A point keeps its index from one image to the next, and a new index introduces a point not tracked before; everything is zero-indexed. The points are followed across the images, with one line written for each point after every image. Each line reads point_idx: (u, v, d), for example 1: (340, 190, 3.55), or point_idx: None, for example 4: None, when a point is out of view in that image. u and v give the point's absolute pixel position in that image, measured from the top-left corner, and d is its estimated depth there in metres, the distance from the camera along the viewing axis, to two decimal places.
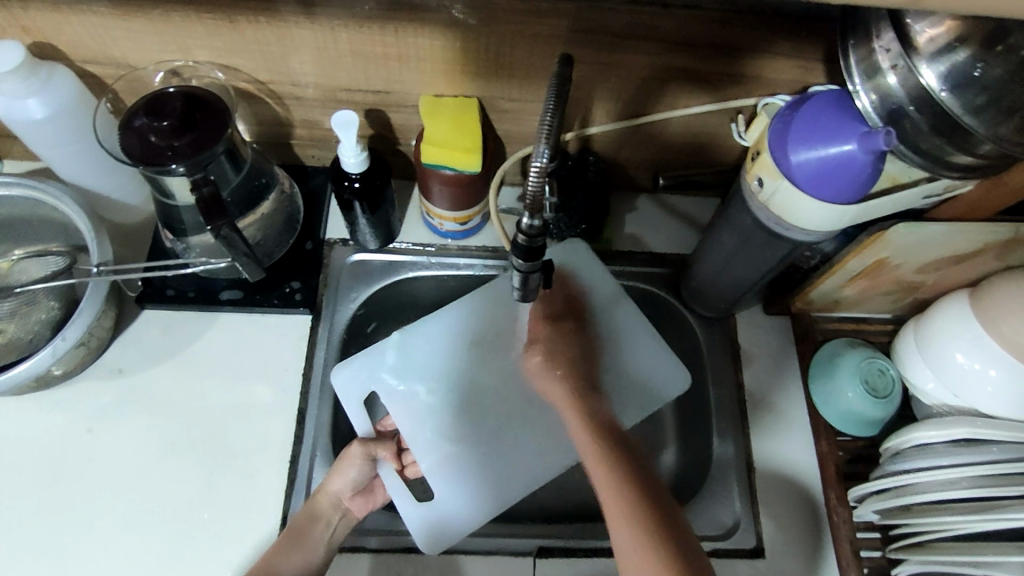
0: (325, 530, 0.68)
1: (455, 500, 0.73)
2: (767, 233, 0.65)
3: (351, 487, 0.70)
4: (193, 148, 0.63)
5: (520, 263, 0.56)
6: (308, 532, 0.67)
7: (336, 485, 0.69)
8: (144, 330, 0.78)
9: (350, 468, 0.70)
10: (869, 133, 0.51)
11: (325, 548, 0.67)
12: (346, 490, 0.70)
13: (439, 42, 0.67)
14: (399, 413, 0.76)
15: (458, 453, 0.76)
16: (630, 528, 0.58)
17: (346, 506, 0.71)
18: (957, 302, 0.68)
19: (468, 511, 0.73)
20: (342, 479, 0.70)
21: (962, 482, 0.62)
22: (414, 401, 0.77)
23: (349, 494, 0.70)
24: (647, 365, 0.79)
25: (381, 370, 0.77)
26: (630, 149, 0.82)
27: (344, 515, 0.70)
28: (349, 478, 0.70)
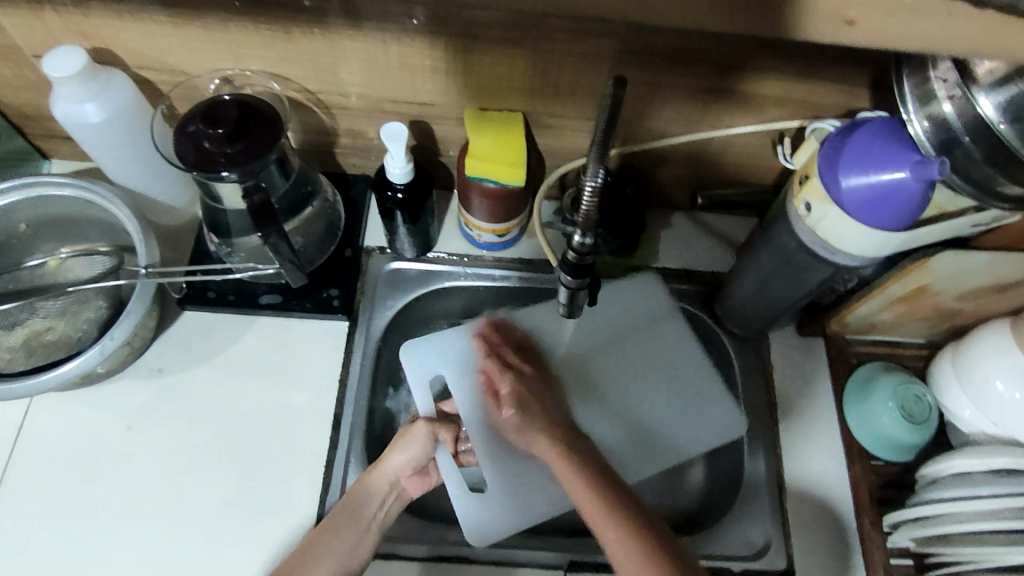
0: (377, 510, 0.68)
1: (495, 503, 0.72)
2: (811, 256, 0.65)
3: (408, 467, 0.71)
4: (245, 156, 0.64)
5: (568, 280, 0.57)
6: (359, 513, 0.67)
7: (395, 463, 0.70)
8: (184, 332, 0.80)
9: (414, 447, 0.71)
10: (921, 161, 0.52)
11: (376, 531, 0.68)
12: (405, 468, 0.71)
13: (488, 57, 0.67)
14: (458, 396, 0.74)
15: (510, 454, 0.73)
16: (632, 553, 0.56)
17: (401, 485, 0.71)
18: (996, 330, 0.68)
19: (511, 514, 0.71)
20: (401, 458, 0.70)
21: (1003, 514, 0.61)
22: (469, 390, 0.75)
23: (407, 473, 0.71)
24: (696, 398, 0.78)
25: (442, 355, 0.76)
26: (670, 167, 0.82)
27: (396, 494, 0.71)
28: (409, 456, 0.71)
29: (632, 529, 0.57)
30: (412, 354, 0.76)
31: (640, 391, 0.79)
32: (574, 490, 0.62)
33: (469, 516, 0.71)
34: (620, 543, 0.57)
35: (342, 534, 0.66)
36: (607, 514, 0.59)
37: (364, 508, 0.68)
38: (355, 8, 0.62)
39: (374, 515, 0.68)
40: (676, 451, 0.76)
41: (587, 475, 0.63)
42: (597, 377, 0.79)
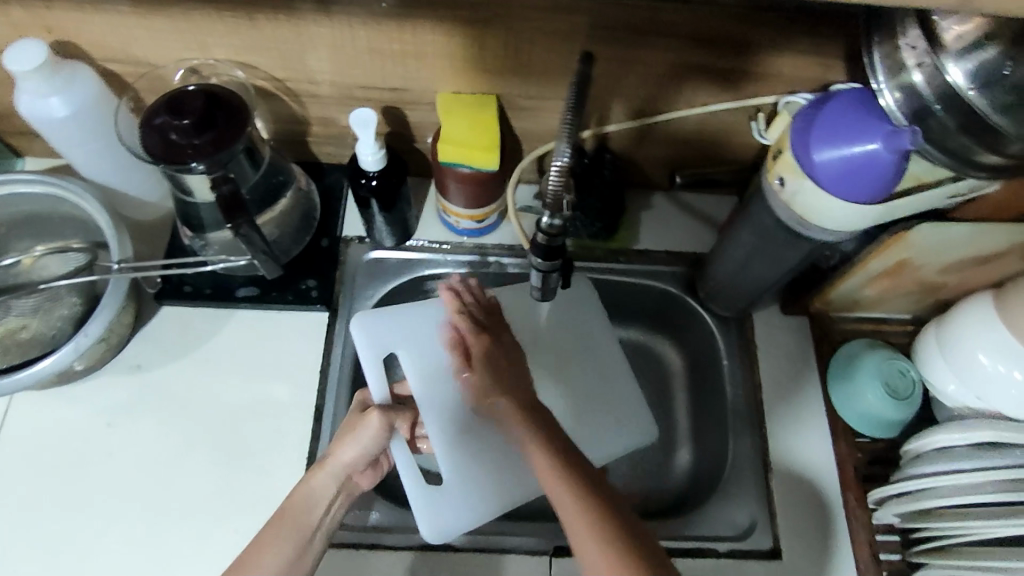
0: (322, 513, 0.63)
1: (452, 502, 0.71)
2: (790, 232, 0.65)
3: (360, 461, 0.66)
4: (214, 146, 0.63)
5: (539, 262, 0.59)
6: (304, 516, 0.62)
7: (346, 456, 0.66)
8: (162, 327, 0.79)
9: (366, 439, 0.67)
10: (894, 131, 0.51)
11: (321, 534, 0.63)
12: (355, 462, 0.66)
13: (457, 38, 0.66)
14: (414, 375, 0.75)
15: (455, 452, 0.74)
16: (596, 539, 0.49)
17: (353, 480, 0.66)
18: (979, 303, 0.67)
19: (468, 508, 0.72)
20: (353, 450, 0.66)
21: (985, 487, 0.61)
22: (430, 374, 0.76)
23: (359, 467, 0.67)
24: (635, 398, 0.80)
25: (395, 336, 0.76)
26: (648, 146, 0.81)
27: (346, 493, 0.66)
28: (361, 448, 0.67)
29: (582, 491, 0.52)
30: (367, 328, 0.76)
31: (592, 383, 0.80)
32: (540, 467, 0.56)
33: (423, 513, 0.70)
34: (580, 519, 0.51)
35: (287, 539, 0.60)
36: (559, 476, 0.54)
37: (310, 508, 0.63)
38: None
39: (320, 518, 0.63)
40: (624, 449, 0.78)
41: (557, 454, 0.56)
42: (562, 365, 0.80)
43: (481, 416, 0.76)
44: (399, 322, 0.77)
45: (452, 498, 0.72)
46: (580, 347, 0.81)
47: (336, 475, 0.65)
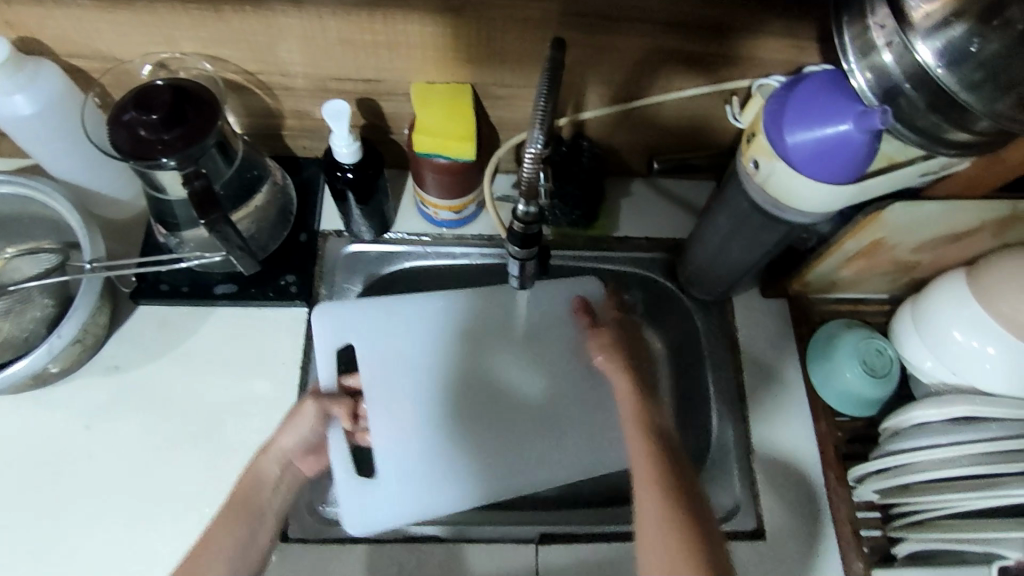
0: (271, 494, 0.66)
1: (402, 493, 0.72)
2: (766, 216, 0.65)
3: (300, 446, 0.69)
4: (184, 141, 0.62)
5: (516, 250, 0.59)
6: (253, 499, 0.65)
7: (286, 442, 0.68)
8: (139, 327, 0.78)
9: (306, 426, 0.69)
10: (864, 112, 0.51)
11: (272, 515, 0.65)
12: (294, 449, 0.69)
13: (428, 28, 0.66)
14: (372, 368, 0.74)
15: (428, 444, 0.74)
16: (670, 543, 0.54)
17: (295, 466, 0.69)
18: (953, 280, 0.68)
19: (406, 507, 0.72)
20: (292, 437, 0.69)
21: (963, 460, 0.62)
22: (391, 367, 0.75)
23: (299, 453, 0.70)
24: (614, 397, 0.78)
25: (355, 327, 0.75)
26: (624, 133, 0.81)
27: (291, 477, 0.69)
28: (300, 435, 0.69)
29: (680, 508, 0.56)
30: (335, 316, 0.75)
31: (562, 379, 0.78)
32: (638, 462, 0.60)
33: (352, 506, 0.70)
34: (667, 524, 0.55)
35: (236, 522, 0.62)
36: (658, 485, 0.58)
37: (260, 492, 0.65)
38: None
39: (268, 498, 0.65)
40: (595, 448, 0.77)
41: (659, 460, 0.59)
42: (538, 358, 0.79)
43: (471, 409, 0.77)
44: (378, 313, 0.76)
45: (389, 494, 0.72)
46: (556, 340, 0.79)
47: (281, 460, 0.68)
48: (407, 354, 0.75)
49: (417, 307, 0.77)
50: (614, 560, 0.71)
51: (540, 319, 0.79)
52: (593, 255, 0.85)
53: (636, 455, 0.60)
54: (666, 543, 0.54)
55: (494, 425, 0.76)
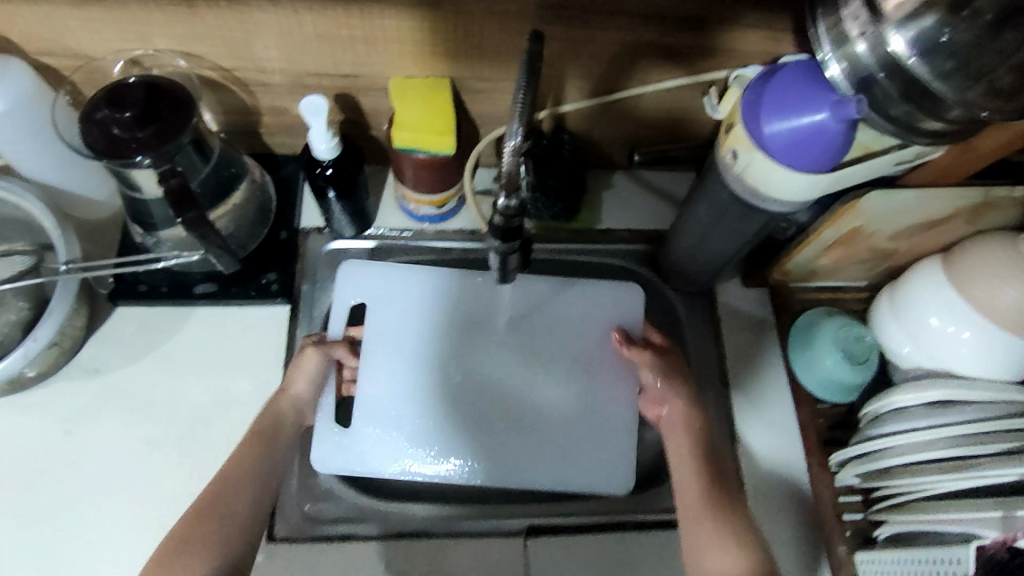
0: (285, 436, 0.68)
1: (384, 454, 0.74)
2: (745, 206, 0.66)
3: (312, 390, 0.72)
4: (159, 139, 0.61)
5: (499, 244, 0.59)
6: (275, 437, 0.66)
7: (297, 388, 0.71)
8: (118, 329, 0.77)
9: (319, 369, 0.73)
10: (840, 101, 0.52)
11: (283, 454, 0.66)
12: (304, 396, 0.71)
13: (406, 23, 0.65)
14: (376, 332, 0.77)
15: (417, 424, 0.75)
16: (707, 530, 0.60)
17: (303, 414, 0.71)
18: (928, 267, 0.69)
19: (377, 463, 0.74)
20: (303, 382, 0.71)
21: (941, 444, 0.62)
22: (387, 342, 0.77)
23: (308, 400, 0.72)
24: (610, 397, 0.77)
25: (368, 288, 0.79)
26: (604, 126, 0.81)
27: (298, 423, 0.70)
28: (310, 381, 0.72)
29: (718, 499, 0.63)
30: (354, 275, 0.79)
31: (559, 375, 0.77)
32: (677, 455, 0.67)
33: (327, 452, 0.74)
34: (705, 515, 0.61)
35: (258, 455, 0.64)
36: (699, 477, 0.64)
37: (276, 430, 0.67)
38: None
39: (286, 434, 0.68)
40: (583, 448, 0.76)
41: (699, 456, 0.66)
42: (534, 351, 0.78)
43: (462, 396, 0.76)
44: (380, 280, 0.79)
45: (365, 450, 0.74)
46: (554, 330, 0.78)
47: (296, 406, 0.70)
48: (400, 333, 0.77)
49: (406, 279, 0.79)
50: (599, 549, 0.73)
51: (538, 308, 0.79)
52: (576, 248, 0.85)
53: (678, 451, 0.67)
54: (704, 529, 0.61)
55: (483, 414, 0.76)
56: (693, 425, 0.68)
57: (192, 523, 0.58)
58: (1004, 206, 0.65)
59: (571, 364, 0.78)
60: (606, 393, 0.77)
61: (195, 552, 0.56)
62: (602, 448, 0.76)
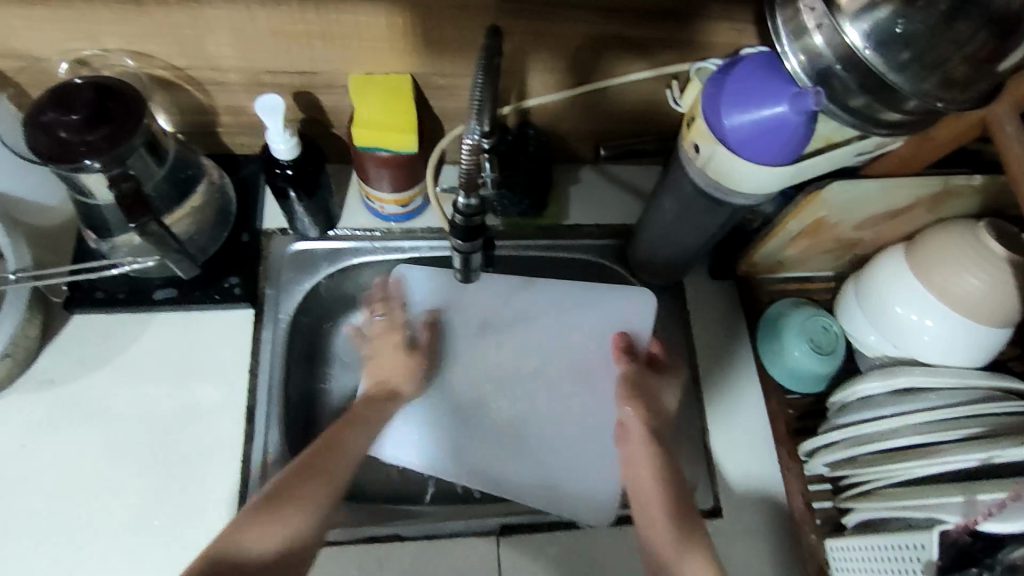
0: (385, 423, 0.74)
1: (402, 441, 0.79)
2: (709, 199, 0.66)
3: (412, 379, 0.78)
4: (109, 141, 0.59)
5: (460, 244, 0.59)
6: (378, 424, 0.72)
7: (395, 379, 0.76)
8: (76, 337, 0.75)
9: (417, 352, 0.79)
10: (799, 93, 0.52)
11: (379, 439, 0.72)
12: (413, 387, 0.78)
13: (363, 18, 0.64)
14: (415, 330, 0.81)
15: (431, 414, 0.81)
16: (665, 533, 0.62)
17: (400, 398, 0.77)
18: (892, 256, 0.70)
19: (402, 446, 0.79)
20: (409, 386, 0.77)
21: (905, 431, 0.63)
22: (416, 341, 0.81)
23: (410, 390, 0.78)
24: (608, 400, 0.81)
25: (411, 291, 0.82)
26: (572, 120, 0.81)
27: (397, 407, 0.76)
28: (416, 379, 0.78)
29: (672, 506, 0.63)
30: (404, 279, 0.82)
31: (562, 376, 0.82)
32: (639, 464, 0.67)
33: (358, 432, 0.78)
34: (660, 520, 0.63)
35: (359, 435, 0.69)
36: (656, 484, 0.65)
37: (374, 417, 0.72)
38: None
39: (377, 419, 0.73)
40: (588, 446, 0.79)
41: (654, 462, 0.66)
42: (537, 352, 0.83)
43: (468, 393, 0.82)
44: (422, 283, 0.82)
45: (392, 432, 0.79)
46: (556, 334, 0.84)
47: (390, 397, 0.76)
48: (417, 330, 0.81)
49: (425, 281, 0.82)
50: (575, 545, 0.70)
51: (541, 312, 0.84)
52: (544, 243, 0.84)
53: (637, 458, 0.67)
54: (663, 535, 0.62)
55: (486, 411, 0.81)
56: (656, 441, 0.68)
57: (306, 471, 0.61)
58: (964, 195, 0.66)
59: (571, 367, 0.83)
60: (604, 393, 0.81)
61: (301, 490, 0.60)
62: (582, 452, 0.79)
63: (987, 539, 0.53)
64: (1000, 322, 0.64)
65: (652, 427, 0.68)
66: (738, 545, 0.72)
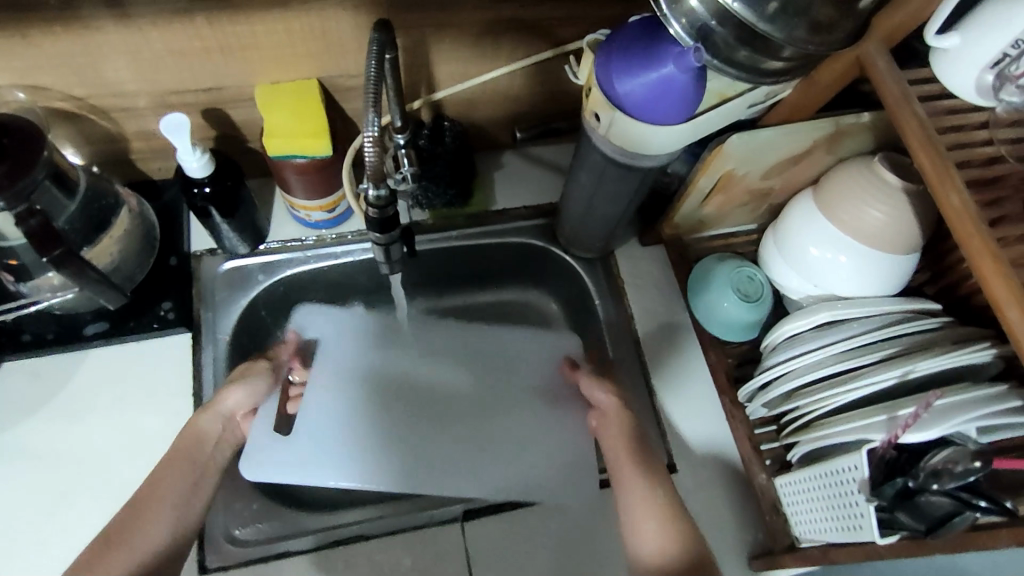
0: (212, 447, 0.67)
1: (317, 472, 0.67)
2: (620, 166, 0.68)
3: (236, 410, 0.69)
4: (9, 178, 0.58)
5: (378, 236, 0.60)
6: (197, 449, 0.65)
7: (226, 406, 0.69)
8: (7, 384, 0.73)
9: (213, 413, 0.68)
10: (681, 53, 0.54)
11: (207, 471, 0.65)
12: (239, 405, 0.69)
13: (259, 28, 0.64)
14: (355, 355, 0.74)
15: (365, 437, 0.70)
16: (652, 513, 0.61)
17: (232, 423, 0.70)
18: (802, 201, 0.73)
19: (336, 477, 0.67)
20: (237, 401, 0.69)
21: (828, 360, 0.66)
22: (349, 362, 0.74)
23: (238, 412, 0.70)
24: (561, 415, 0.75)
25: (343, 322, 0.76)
26: (485, 108, 0.83)
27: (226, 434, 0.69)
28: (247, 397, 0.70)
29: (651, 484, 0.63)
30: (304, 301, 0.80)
31: (516, 391, 0.77)
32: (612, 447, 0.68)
33: (266, 454, 0.68)
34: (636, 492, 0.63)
35: (182, 479, 0.62)
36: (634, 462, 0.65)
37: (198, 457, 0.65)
38: None
39: (208, 455, 0.66)
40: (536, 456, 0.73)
41: (630, 443, 0.67)
42: (479, 365, 0.77)
43: (416, 417, 0.73)
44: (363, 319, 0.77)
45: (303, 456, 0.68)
46: (502, 353, 0.79)
47: (200, 441, 0.66)
48: (349, 357, 0.74)
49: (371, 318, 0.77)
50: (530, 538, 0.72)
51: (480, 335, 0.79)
52: (473, 232, 0.85)
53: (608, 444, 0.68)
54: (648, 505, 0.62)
55: (436, 429, 0.72)
56: (625, 429, 0.69)
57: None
58: (857, 133, 0.69)
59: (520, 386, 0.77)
60: (563, 405, 0.76)
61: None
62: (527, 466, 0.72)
63: (909, 453, 0.56)
64: (906, 249, 0.68)
65: (619, 417, 0.70)
66: (698, 497, 0.75)
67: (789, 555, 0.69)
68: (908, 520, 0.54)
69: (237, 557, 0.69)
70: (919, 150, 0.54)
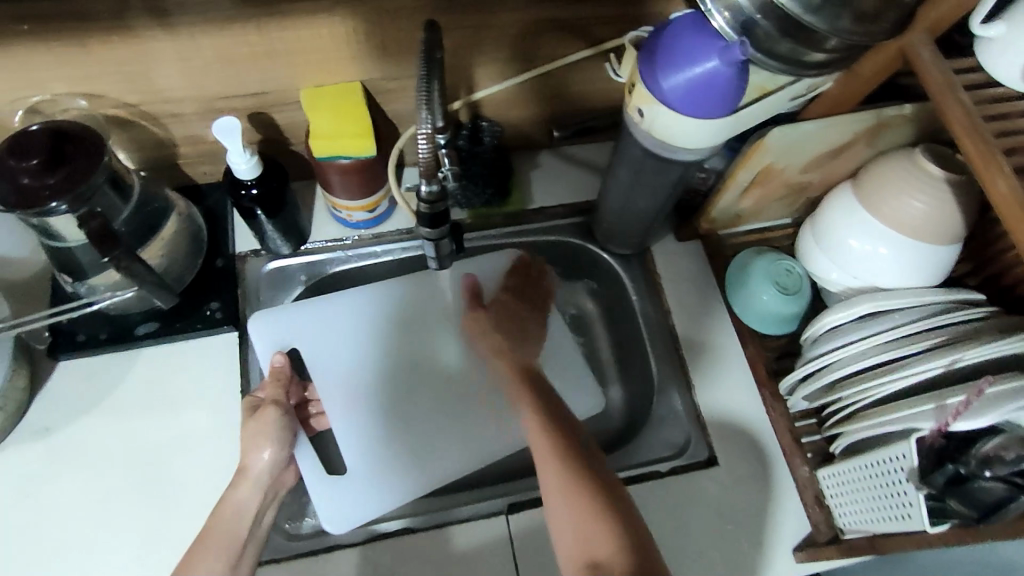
0: (251, 524, 0.63)
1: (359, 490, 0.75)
2: (658, 160, 0.69)
3: (272, 468, 0.68)
4: (69, 182, 0.60)
5: (429, 232, 0.63)
6: (240, 516, 0.63)
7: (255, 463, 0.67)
8: (63, 382, 0.75)
9: (252, 483, 0.66)
10: (726, 46, 0.54)
11: (253, 545, 0.62)
12: (272, 465, 0.68)
13: (306, 32, 0.66)
14: (345, 351, 0.80)
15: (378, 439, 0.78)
16: (566, 485, 0.58)
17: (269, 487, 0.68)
18: (842, 193, 0.74)
19: (388, 491, 0.76)
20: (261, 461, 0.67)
21: (873, 351, 0.66)
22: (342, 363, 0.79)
23: (270, 473, 0.68)
24: (565, 389, 0.83)
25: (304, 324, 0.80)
26: (521, 109, 0.84)
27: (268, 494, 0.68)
28: (272, 456, 0.68)
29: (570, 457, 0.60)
30: (260, 328, 0.78)
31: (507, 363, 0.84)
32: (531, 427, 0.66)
33: (330, 504, 0.73)
34: (552, 468, 0.60)
35: (218, 557, 0.59)
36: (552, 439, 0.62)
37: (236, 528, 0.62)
38: (165, 6, 0.60)
39: (247, 531, 0.63)
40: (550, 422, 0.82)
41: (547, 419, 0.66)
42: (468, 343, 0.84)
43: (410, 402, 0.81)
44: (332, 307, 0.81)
45: (362, 487, 0.75)
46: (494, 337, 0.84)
47: (240, 514, 0.63)
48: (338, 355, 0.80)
49: (353, 303, 0.81)
50: None
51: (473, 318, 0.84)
52: (506, 233, 0.87)
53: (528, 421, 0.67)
54: (556, 462, 0.60)
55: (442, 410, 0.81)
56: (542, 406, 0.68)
57: None
58: (899, 125, 0.69)
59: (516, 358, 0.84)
60: (558, 370, 0.84)
61: None
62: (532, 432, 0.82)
63: (960, 440, 0.56)
64: (945, 241, 0.68)
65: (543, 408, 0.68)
66: (739, 490, 0.75)
67: (834, 547, 0.69)
68: (959, 505, 0.55)
69: (290, 550, 0.71)
70: (963, 136, 0.54)
